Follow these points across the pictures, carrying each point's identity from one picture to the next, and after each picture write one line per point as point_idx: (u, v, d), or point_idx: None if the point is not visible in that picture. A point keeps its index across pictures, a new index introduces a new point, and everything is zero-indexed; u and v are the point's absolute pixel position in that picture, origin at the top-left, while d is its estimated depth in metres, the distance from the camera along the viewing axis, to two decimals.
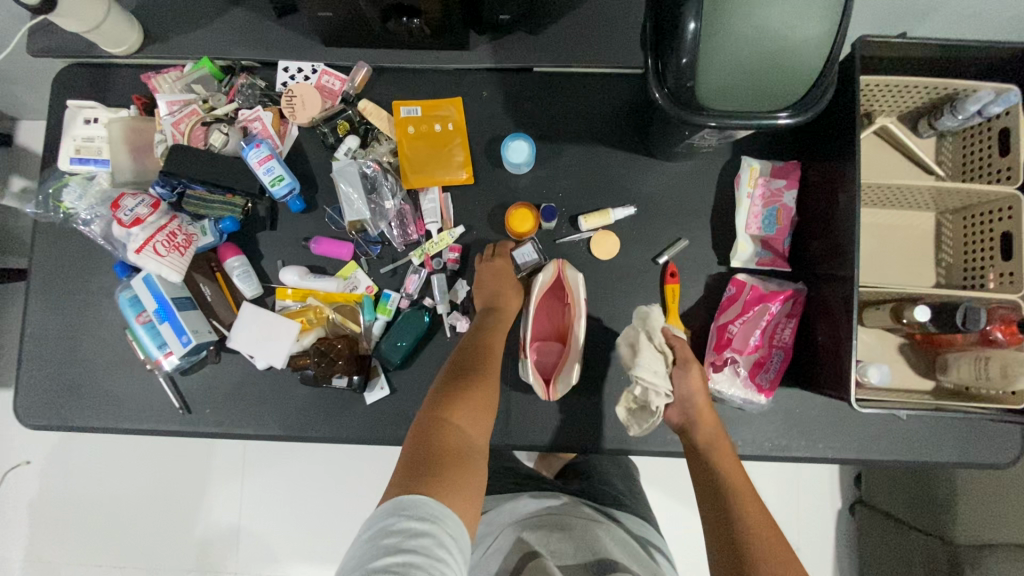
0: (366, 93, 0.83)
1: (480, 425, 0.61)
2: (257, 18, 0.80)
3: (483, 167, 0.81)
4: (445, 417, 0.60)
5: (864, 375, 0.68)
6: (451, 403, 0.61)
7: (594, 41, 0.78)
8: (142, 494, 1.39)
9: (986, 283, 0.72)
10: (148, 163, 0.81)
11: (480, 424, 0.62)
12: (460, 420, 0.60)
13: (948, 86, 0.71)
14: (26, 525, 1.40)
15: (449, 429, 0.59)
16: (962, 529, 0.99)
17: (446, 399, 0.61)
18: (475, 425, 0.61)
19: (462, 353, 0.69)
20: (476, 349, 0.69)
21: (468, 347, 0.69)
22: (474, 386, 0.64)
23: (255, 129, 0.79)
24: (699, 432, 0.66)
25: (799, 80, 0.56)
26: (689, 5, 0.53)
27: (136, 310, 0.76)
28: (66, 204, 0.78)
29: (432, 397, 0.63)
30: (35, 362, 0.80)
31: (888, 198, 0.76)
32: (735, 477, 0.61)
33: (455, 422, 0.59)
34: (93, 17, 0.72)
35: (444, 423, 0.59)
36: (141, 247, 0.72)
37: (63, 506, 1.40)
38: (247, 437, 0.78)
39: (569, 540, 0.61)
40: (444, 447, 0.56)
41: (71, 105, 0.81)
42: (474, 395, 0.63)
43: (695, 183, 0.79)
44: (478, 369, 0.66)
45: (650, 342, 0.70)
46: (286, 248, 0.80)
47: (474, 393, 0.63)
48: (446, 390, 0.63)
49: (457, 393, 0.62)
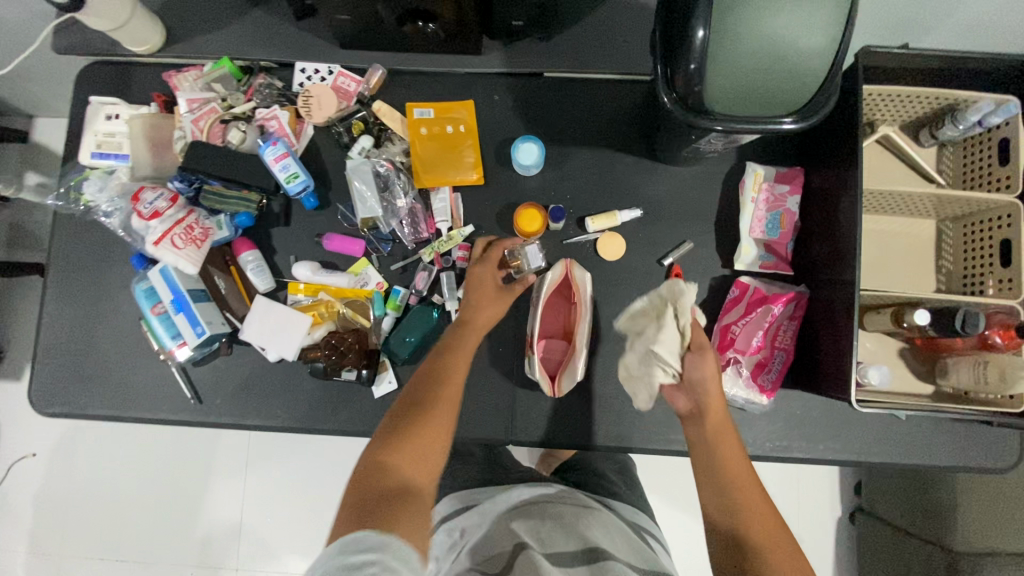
0: (381, 94, 0.85)
1: (431, 460, 0.58)
2: (277, 20, 0.82)
3: (493, 168, 0.83)
4: (386, 458, 0.56)
5: (865, 377, 0.70)
6: (393, 446, 0.57)
7: (603, 48, 0.80)
8: (145, 489, 1.40)
9: (986, 290, 0.73)
10: (167, 159, 0.83)
11: (432, 459, 0.58)
12: (404, 456, 0.56)
13: (950, 96, 0.72)
14: (28, 518, 1.41)
15: (392, 471, 0.55)
16: (961, 537, 1.00)
17: (387, 438, 0.58)
18: (424, 463, 0.57)
19: (416, 381, 0.65)
20: (429, 379, 0.65)
21: (420, 377, 0.65)
22: (421, 420, 0.60)
23: (272, 127, 0.81)
24: (707, 423, 0.61)
25: (803, 86, 0.58)
26: (699, 13, 0.55)
27: (152, 301, 0.78)
28: (86, 196, 0.80)
29: (377, 439, 0.59)
30: (50, 350, 0.81)
31: (890, 205, 0.78)
32: (740, 471, 0.58)
33: (400, 463, 0.56)
34: (118, 16, 0.74)
35: (387, 467, 0.55)
36: (159, 240, 0.74)
37: (67, 499, 1.41)
38: (256, 428, 0.80)
39: (559, 528, 0.61)
40: (387, 490, 0.53)
41: (94, 101, 0.84)
42: (420, 432, 0.59)
43: (700, 188, 0.80)
44: (430, 399, 0.62)
45: (672, 320, 0.66)
46: (298, 243, 0.82)
47: (422, 429, 0.59)
48: (391, 430, 0.59)
49: (403, 432, 0.58)
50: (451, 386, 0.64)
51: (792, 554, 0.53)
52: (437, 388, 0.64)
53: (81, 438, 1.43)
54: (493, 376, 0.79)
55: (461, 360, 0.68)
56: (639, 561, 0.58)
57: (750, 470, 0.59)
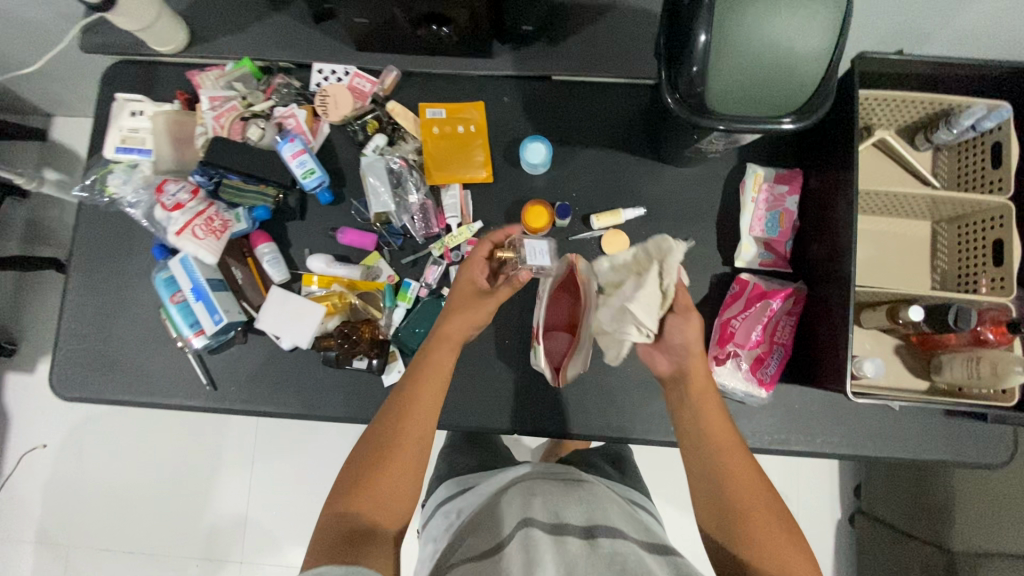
0: (394, 95, 0.88)
1: (391, 502, 0.61)
2: (296, 23, 0.86)
3: (503, 166, 0.86)
4: (348, 502, 0.61)
5: (859, 369, 0.72)
6: (352, 492, 0.61)
7: (610, 53, 0.83)
8: (153, 481, 1.42)
9: (978, 288, 0.76)
10: (189, 154, 0.86)
11: (392, 501, 0.61)
12: (366, 500, 0.61)
13: (943, 101, 0.75)
14: (35, 508, 1.42)
15: (353, 516, 0.60)
16: (958, 535, 1.01)
17: (353, 479, 0.62)
18: (385, 505, 0.61)
19: (386, 410, 0.66)
20: (392, 416, 0.64)
21: (385, 412, 0.65)
22: (379, 468, 0.62)
23: (290, 125, 0.84)
24: (690, 389, 0.65)
25: (800, 89, 0.60)
26: (700, 19, 0.58)
27: (171, 290, 0.81)
28: (111, 188, 0.83)
29: (343, 478, 0.63)
30: (72, 337, 0.84)
31: (886, 206, 0.80)
32: (727, 442, 0.62)
33: (359, 509, 0.60)
34: (145, 16, 0.77)
35: (347, 514, 0.60)
36: (181, 230, 0.78)
37: (75, 491, 1.43)
38: (269, 415, 0.82)
39: (555, 500, 0.64)
40: (345, 537, 0.58)
41: (119, 97, 0.87)
42: (379, 478, 0.61)
43: (702, 188, 0.83)
44: (393, 440, 0.63)
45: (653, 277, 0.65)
46: (313, 236, 0.85)
47: (380, 476, 0.61)
48: (354, 471, 0.62)
49: (363, 477, 0.61)
50: (413, 427, 0.64)
51: (778, 520, 0.58)
52: (398, 429, 0.63)
53: (89, 430, 1.44)
54: (499, 367, 0.81)
55: (428, 392, 0.66)
56: (634, 532, 0.61)
57: (735, 438, 0.63)
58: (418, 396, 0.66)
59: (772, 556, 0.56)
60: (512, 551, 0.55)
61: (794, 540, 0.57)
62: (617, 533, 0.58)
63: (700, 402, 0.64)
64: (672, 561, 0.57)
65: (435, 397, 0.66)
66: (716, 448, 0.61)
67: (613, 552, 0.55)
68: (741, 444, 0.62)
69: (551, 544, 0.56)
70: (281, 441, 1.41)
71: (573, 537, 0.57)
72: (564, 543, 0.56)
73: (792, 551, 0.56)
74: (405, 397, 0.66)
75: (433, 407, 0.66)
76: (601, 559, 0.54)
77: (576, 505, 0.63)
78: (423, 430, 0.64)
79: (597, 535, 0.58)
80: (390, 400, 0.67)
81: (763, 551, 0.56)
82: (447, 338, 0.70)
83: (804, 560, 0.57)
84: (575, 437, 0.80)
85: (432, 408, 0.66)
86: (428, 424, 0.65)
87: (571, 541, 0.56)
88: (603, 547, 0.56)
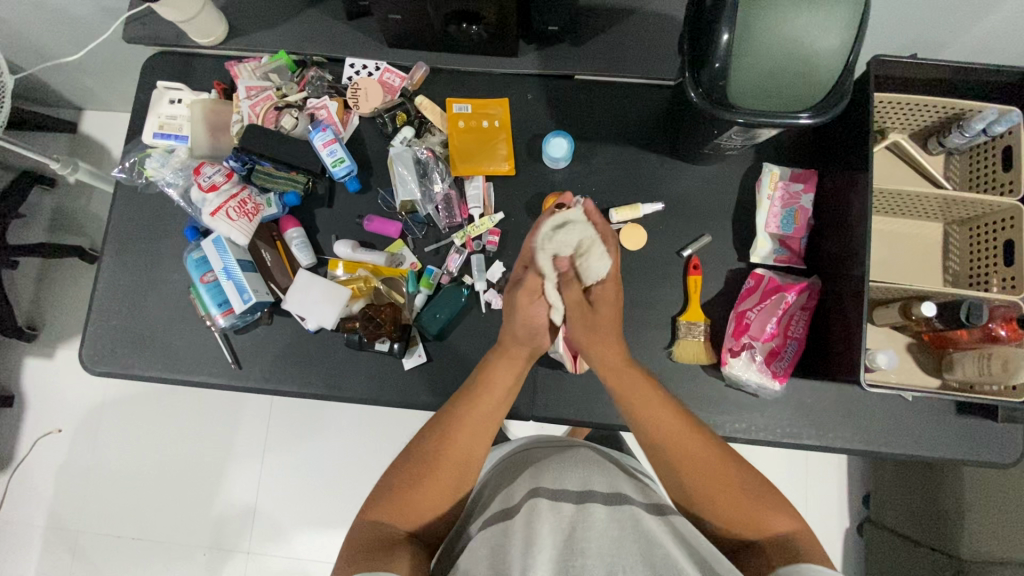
0: (422, 90, 0.91)
1: (424, 512, 0.62)
2: (331, 20, 0.89)
3: (525, 161, 0.88)
4: (382, 512, 0.61)
5: (873, 361, 0.75)
6: (386, 502, 0.62)
7: (633, 55, 0.87)
8: (157, 473, 1.38)
9: (989, 287, 0.78)
10: (223, 141, 0.89)
11: (424, 511, 0.62)
12: (399, 509, 0.62)
13: (956, 106, 0.78)
14: (32, 498, 1.39)
15: (384, 525, 0.61)
16: (968, 543, 0.99)
17: (390, 492, 0.63)
18: (417, 514, 0.62)
19: (425, 430, 0.66)
20: (439, 432, 0.65)
21: (430, 426, 0.66)
22: (418, 482, 0.63)
23: (321, 116, 0.87)
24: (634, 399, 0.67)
25: (818, 85, 0.63)
26: (723, 20, 0.61)
27: (202, 270, 0.84)
28: (149, 170, 0.87)
29: (379, 486, 0.64)
30: (104, 313, 0.87)
31: (899, 206, 0.82)
32: (677, 434, 0.64)
33: (392, 517, 0.61)
34: (190, 8, 0.80)
35: (382, 521, 0.61)
36: (215, 211, 0.80)
37: (75, 480, 1.39)
38: (291, 395, 0.84)
39: (548, 469, 0.66)
40: (378, 543, 0.58)
41: (160, 86, 0.91)
42: (417, 491, 0.62)
43: (719, 186, 0.85)
44: (434, 456, 0.64)
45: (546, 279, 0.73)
46: (340, 223, 0.88)
47: (420, 489, 0.62)
48: (391, 482, 0.63)
49: (400, 488, 0.63)
50: (461, 446, 0.65)
51: (743, 491, 0.61)
52: (446, 446, 0.64)
53: (94, 420, 1.41)
54: None
55: (481, 414, 0.67)
56: (636, 493, 0.62)
57: (690, 428, 0.64)
58: (471, 415, 0.66)
59: (744, 521, 0.60)
60: (515, 527, 0.57)
61: (765, 501, 0.61)
62: (619, 499, 0.60)
63: (638, 397, 0.67)
64: (669, 522, 0.58)
65: (488, 418, 0.67)
66: (663, 443, 0.64)
67: (608, 522, 0.57)
68: (694, 429, 0.64)
69: (549, 513, 0.58)
70: (289, 434, 1.39)
71: (566, 504, 0.59)
72: (558, 510, 0.58)
73: (766, 513, 0.60)
74: (453, 416, 0.66)
75: (486, 428, 0.67)
76: (596, 526, 0.56)
77: (569, 471, 0.65)
78: (471, 451, 0.65)
79: (590, 502, 0.60)
80: (437, 415, 0.68)
81: (736, 520, 0.60)
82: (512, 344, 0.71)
83: (782, 514, 0.60)
84: (589, 425, 0.82)
85: (484, 430, 0.67)
86: (477, 446, 0.66)
87: (564, 510, 0.59)
88: (598, 514, 0.58)
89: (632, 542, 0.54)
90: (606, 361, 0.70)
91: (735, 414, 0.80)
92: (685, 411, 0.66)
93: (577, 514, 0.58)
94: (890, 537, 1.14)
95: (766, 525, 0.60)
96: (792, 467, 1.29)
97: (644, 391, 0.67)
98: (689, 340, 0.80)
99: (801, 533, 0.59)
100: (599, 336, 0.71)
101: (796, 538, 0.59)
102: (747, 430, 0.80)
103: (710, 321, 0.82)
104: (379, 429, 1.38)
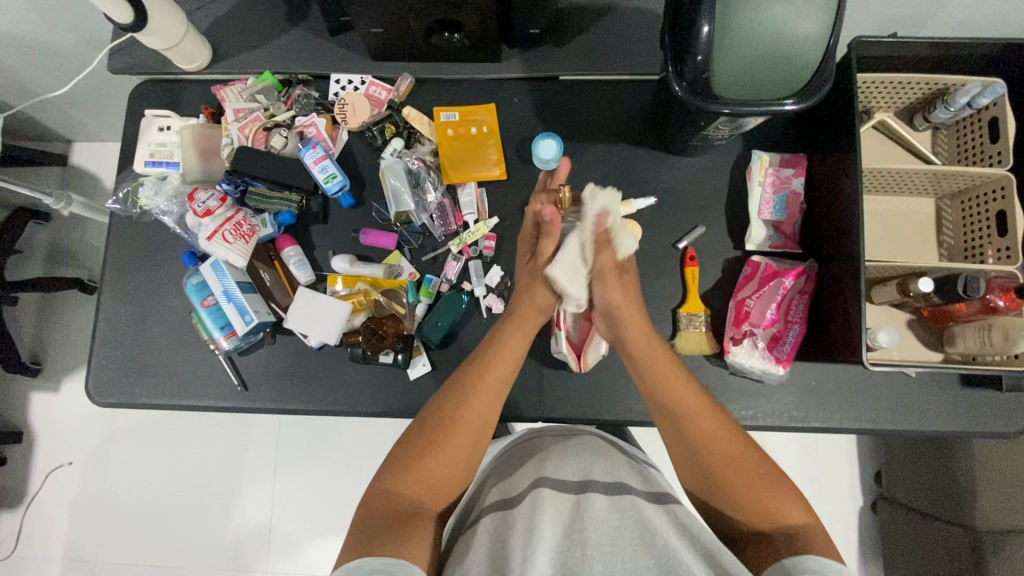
0: (409, 101, 0.91)
1: (443, 484, 0.63)
2: (314, 37, 0.89)
3: (514, 165, 0.88)
4: (395, 483, 0.61)
5: (874, 340, 0.76)
6: (403, 472, 0.62)
7: (616, 51, 0.87)
8: (170, 501, 1.38)
9: (986, 258, 0.79)
10: (215, 166, 0.90)
11: (444, 484, 0.63)
12: (414, 478, 0.61)
13: (939, 81, 0.78)
14: (49, 533, 1.39)
15: (399, 495, 0.61)
16: (981, 514, 1.00)
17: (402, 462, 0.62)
18: (435, 485, 0.62)
19: (439, 395, 0.66)
20: (452, 398, 0.65)
21: (443, 394, 0.66)
22: (434, 449, 0.63)
23: (311, 133, 0.88)
24: (654, 378, 0.67)
25: (800, 71, 0.63)
26: (702, 10, 0.61)
27: (202, 295, 0.84)
28: (142, 199, 0.87)
29: (392, 458, 0.64)
30: (109, 344, 0.88)
31: (889, 184, 0.83)
32: (692, 405, 0.65)
33: (406, 488, 0.61)
34: (172, 36, 0.80)
35: (393, 490, 0.61)
36: (211, 235, 0.81)
37: (88, 513, 1.39)
38: (300, 412, 0.85)
39: (550, 456, 0.67)
40: (390, 513, 0.58)
41: (148, 114, 0.91)
42: (432, 460, 0.62)
43: (710, 176, 0.86)
44: (448, 421, 0.64)
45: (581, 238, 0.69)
46: (337, 239, 0.88)
47: (435, 457, 0.62)
48: (406, 450, 0.63)
49: (417, 458, 0.62)
50: (475, 415, 0.65)
51: (760, 476, 0.61)
52: (460, 413, 0.64)
53: (103, 451, 1.41)
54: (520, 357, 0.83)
55: (490, 381, 0.66)
56: (638, 483, 0.63)
57: (721, 419, 0.65)
58: (483, 383, 0.66)
59: (759, 504, 0.60)
60: (518, 515, 0.57)
61: (775, 489, 0.60)
62: (622, 489, 0.60)
63: (648, 363, 0.68)
64: (672, 512, 0.58)
65: (501, 380, 0.67)
66: (682, 414, 0.65)
67: (608, 512, 0.56)
68: (726, 422, 0.64)
69: (550, 502, 0.58)
70: (297, 452, 1.38)
71: (568, 496, 0.59)
72: (559, 500, 0.58)
73: (780, 499, 0.59)
74: (466, 380, 0.66)
75: (497, 393, 0.66)
76: (595, 517, 0.56)
77: (569, 461, 0.65)
78: (485, 415, 0.65)
79: (590, 493, 0.59)
80: (448, 383, 0.67)
81: (746, 498, 0.60)
82: (527, 315, 0.71)
83: (789, 501, 0.59)
84: (597, 422, 0.82)
85: (496, 395, 0.66)
86: (487, 409, 0.66)
87: (567, 500, 0.58)
88: (597, 505, 0.57)
89: (631, 533, 0.54)
90: (638, 336, 0.70)
91: (742, 402, 0.81)
92: (710, 401, 0.66)
93: (577, 505, 0.57)
94: (903, 512, 1.14)
95: (779, 515, 0.59)
96: (802, 449, 1.28)
97: (659, 366, 0.68)
98: (690, 331, 0.81)
99: (810, 527, 0.58)
100: (629, 303, 0.71)
101: (805, 531, 0.57)
102: (755, 417, 0.80)
103: (709, 312, 0.83)
104: (387, 440, 1.38)
